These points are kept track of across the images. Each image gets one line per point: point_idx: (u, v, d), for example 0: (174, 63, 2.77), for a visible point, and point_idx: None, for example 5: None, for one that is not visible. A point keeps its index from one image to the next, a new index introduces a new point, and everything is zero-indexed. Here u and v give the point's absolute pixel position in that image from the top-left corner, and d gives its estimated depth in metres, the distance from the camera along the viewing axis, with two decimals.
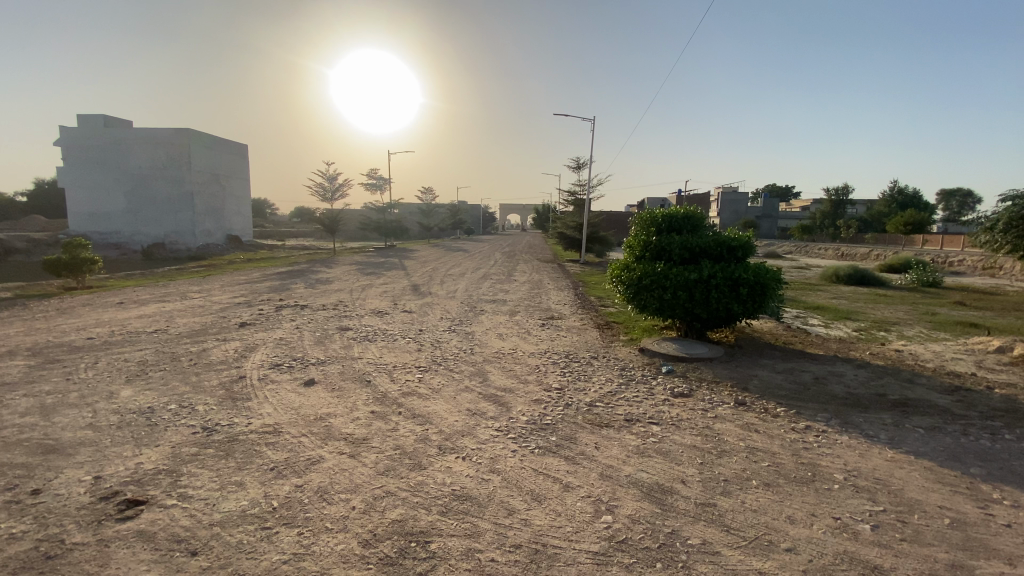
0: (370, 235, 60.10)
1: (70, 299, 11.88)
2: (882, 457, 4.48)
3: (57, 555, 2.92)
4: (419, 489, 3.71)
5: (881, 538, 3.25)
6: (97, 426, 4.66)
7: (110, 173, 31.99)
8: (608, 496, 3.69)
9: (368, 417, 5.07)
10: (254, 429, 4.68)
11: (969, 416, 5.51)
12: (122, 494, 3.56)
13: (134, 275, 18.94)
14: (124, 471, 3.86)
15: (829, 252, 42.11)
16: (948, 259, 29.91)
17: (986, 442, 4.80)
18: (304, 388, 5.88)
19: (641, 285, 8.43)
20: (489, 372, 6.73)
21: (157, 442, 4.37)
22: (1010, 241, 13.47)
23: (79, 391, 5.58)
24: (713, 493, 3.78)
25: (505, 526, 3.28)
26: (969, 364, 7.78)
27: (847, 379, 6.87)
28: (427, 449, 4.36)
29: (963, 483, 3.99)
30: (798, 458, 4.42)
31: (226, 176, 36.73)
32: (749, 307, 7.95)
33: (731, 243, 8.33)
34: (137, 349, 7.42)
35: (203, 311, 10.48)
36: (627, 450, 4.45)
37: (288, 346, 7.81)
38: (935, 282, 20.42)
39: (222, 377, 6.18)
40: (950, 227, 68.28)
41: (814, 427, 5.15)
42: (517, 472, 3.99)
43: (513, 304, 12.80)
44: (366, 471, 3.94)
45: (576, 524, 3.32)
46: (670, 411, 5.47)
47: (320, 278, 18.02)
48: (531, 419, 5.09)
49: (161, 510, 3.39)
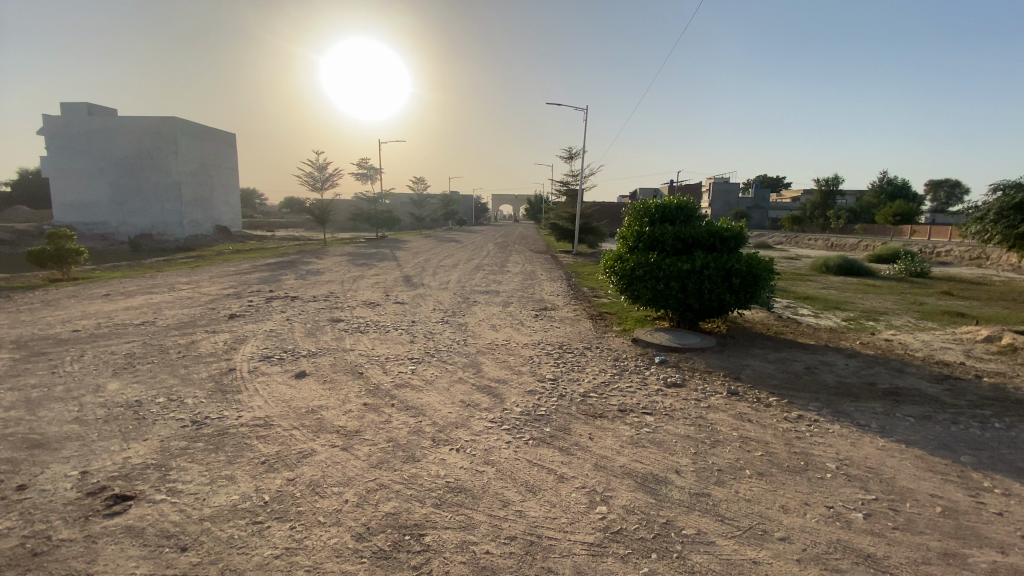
0: (361, 226, 59.74)
1: (56, 291, 11.69)
2: (874, 446, 4.52)
3: (44, 551, 2.86)
4: (414, 481, 3.68)
5: (874, 527, 3.28)
6: (84, 420, 4.58)
7: (94, 161, 31.39)
8: (602, 486, 3.69)
9: (360, 409, 5.02)
10: (245, 422, 4.61)
11: (958, 404, 5.58)
12: (109, 489, 3.50)
13: (121, 266, 18.66)
14: (112, 466, 3.79)
15: (818, 243, 42.51)
16: (936, 250, 30.28)
17: (976, 431, 4.87)
18: (296, 380, 5.82)
19: (634, 275, 8.44)
20: (483, 364, 6.70)
21: (145, 436, 4.29)
22: (999, 232, 13.59)
23: (65, 384, 5.48)
24: (707, 482, 3.79)
25: (500, 518, 3.26)
26: (958, 354, 7.88)
27: (838, 368, 6.93)
28: (421, 441, 4.33)
29: (953, 471, 4.04)
30: (790, 447, 4.45)
31: (214, 166, 36.08)
32: (741, 298, 7.96)
33: (724, 233, 8.32)
34: (125, 341, 7.30)
35: (193, 303, 10.35)
36: (621, 440, 4.45)
37: (278, 337, 7.74)
38: (923, 273, 20.69)
39: (212, 369, 6.10)
40: (938, 218, 68.98)
41: (806, 416, 5.19)
42: (511, 463, 3.97)
43: (506, 295, 12.77)
44: (358, 464, 3.90)
45: (571, 515, 3.31)
46: (663, 401, 5.49)
47: (310, 269, 17.84)
48: (525, 410, 5.08)
49: (150, 505, 3.33)
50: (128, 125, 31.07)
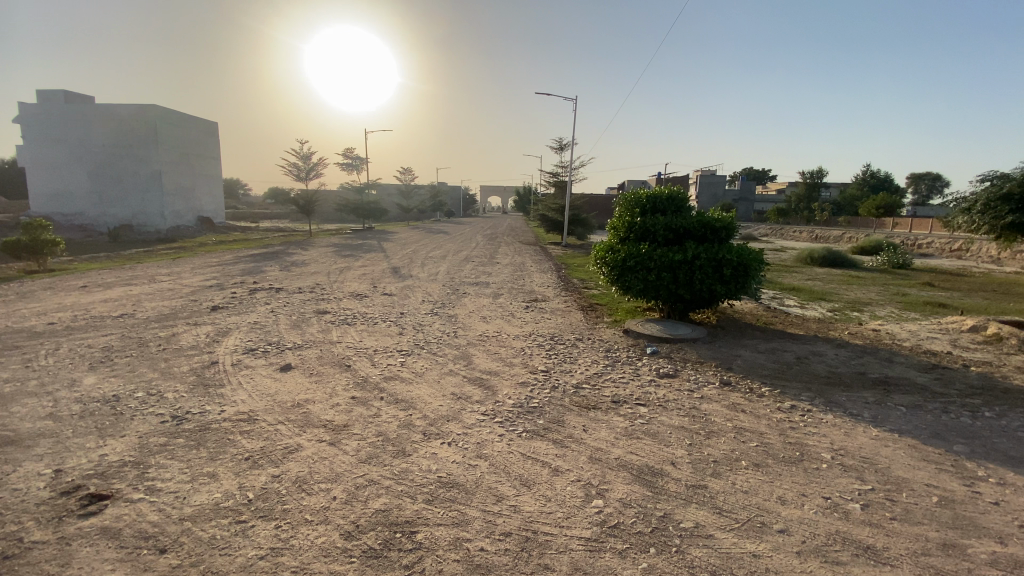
0: (349, 218, 59.49)
1: (30, 283, 11.26)
2: (868, 435, 4.51)
3: (14, 554, 2.70)
4: (405, 476, 3.57)
5: (872, 517, 3.26)
6: (59, 416, 4.38)
7: (72, 149, 30.48)
8: (598, 479, 3.61)
9: (348, 403, 4.88)
10: (228, 417, 4.45)
11: (949, 394, 5.62)
12: (84, 488, 3.33)
13: (98, 257, 18.15)
14: (88, 464, 3.61)
15: (803, 234, 42.94)
16: (918, 241, 30.73)
17: (967, 420, 4.89)
18: (281, 373, 5.66)
19: (625, 266, 8.37)
20: (474, 355, 6.59)
21: (123, 433, 4.11)
22: (987, 222, 13.75)
23: (39, 379, 5.25)
24: (703, 474, 3.74)
25: (494, 513, 3.17)
26: (944, 343, 7.95)
27: (828, 358, 6.95)
28: (411, 434, 4.21)
29: (947, 461, 4.05)
30: (785, 438, 4.42)
31: (196, 155, 35.24)
32: (732, 289, 7.91)
33: (715, 223, 8.25)
34: (102, 333, 7.05)
35: (174, 294, 10.03)
36: (616, 432, 4.38)
37: (262, 330, 7.53)
38: (905, 264, 21.05)
39: (193, 362, 5.89)
40: (919, 210, 70.17)
41: (799, 406, 5.18)
42: (504, 456, 3.88)
43: (496, 287, 12.63)
44: (347, 459, 3.77)
45: (567, 510, 3.23)
46: (656, 392, 5.44)
47: (295, 260, 17.50)
48: (517, 402, 4.99)
49: (128, 504, 3.17)
50: (106, 113, 30.16)
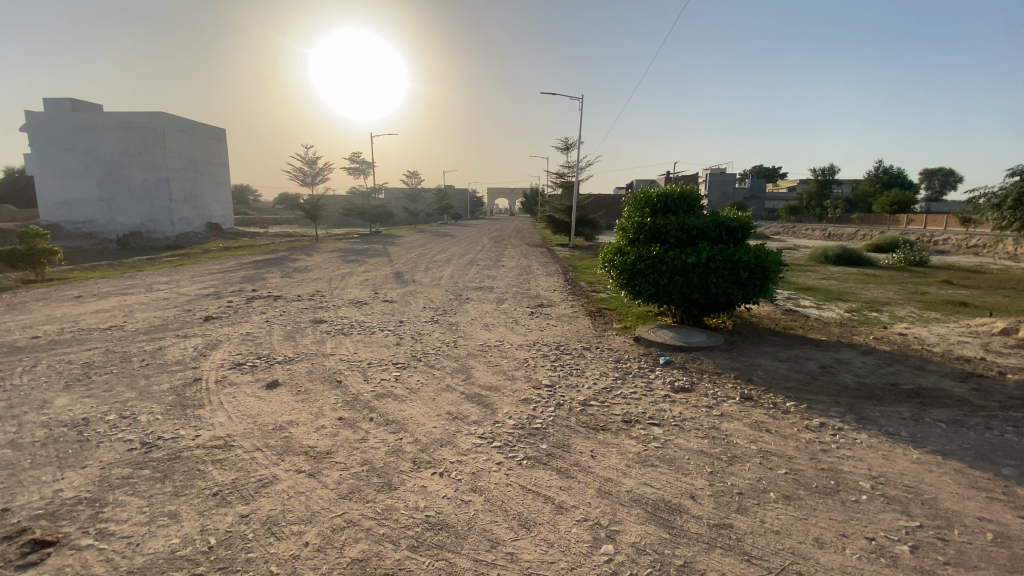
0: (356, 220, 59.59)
1: (26, 294, 11.03)
2: (907, 458, 4.03)
3: None
4: (388, 515, 3.16)
5: (924, 563, 2.80)
6: (19, 443, 4.02)
7: (80, 157, 30.56)
8: (607, 518, 3.17)
9: (334, 425, 4.49)
10: (201, 443, 4.07)
11: (989, 406, 5.10)
12: (29, 532, 2.96)
13: (103, 265, 18.04)
14: (38, 502, 3.24)
15: (815, 232, 42.10)
16: (933, 238, 29.81)
17: (1012, 437, 4.38)
18: (266, 391, 5.27)
19: (635, 269, 7.90)
20: (473, 368, 6.17)
21: (84, 463, 3.74)
22: (1018, 218, 12.95)
23: (8, 400, 4.91)
24: (727, 510, 3.29)
25: (486, 563, 2.75)
26: (976, 348, 7.38)
27: (855, 367, 6.42)
28: (399, 463, 3.81)
29: (997, 488, 3.57)
30: (817, 463, 3.95)
31: (204, 162, 35.24)
32: (749, 292, 7.42)
33: (731, 223, 7.77)
34: (85, 348, 6.71)
35: (168, 304, 9.73)
36: (627, 459, 3.94)
37: (253, 341, 7.20)
38: (922, 261, 20.29)
39: (175, 380, 5.54)
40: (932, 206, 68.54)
41: (829, 424, 4.69)
42: (500, 491, 3.45)
43: (501, 291, 12.25)
44: (325, 495, 3.37)
45: (572, 558, 2.80)
46: (671, 409, 4.97)
47: (297, 266, 17.13)
48: (518, 423, 4.55)
49: (72, 553, 2.79)
50: (114, 120, 30.21)
